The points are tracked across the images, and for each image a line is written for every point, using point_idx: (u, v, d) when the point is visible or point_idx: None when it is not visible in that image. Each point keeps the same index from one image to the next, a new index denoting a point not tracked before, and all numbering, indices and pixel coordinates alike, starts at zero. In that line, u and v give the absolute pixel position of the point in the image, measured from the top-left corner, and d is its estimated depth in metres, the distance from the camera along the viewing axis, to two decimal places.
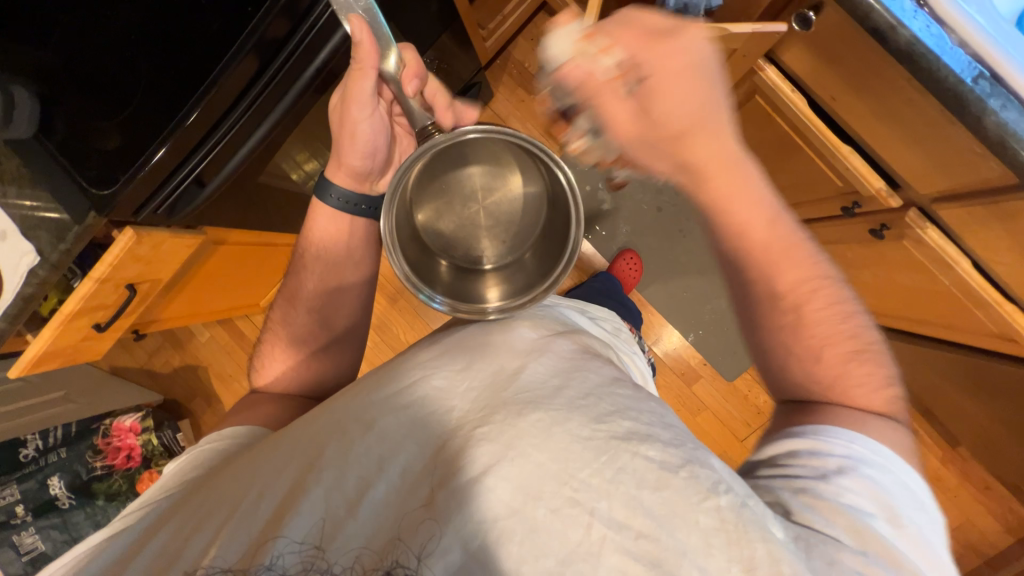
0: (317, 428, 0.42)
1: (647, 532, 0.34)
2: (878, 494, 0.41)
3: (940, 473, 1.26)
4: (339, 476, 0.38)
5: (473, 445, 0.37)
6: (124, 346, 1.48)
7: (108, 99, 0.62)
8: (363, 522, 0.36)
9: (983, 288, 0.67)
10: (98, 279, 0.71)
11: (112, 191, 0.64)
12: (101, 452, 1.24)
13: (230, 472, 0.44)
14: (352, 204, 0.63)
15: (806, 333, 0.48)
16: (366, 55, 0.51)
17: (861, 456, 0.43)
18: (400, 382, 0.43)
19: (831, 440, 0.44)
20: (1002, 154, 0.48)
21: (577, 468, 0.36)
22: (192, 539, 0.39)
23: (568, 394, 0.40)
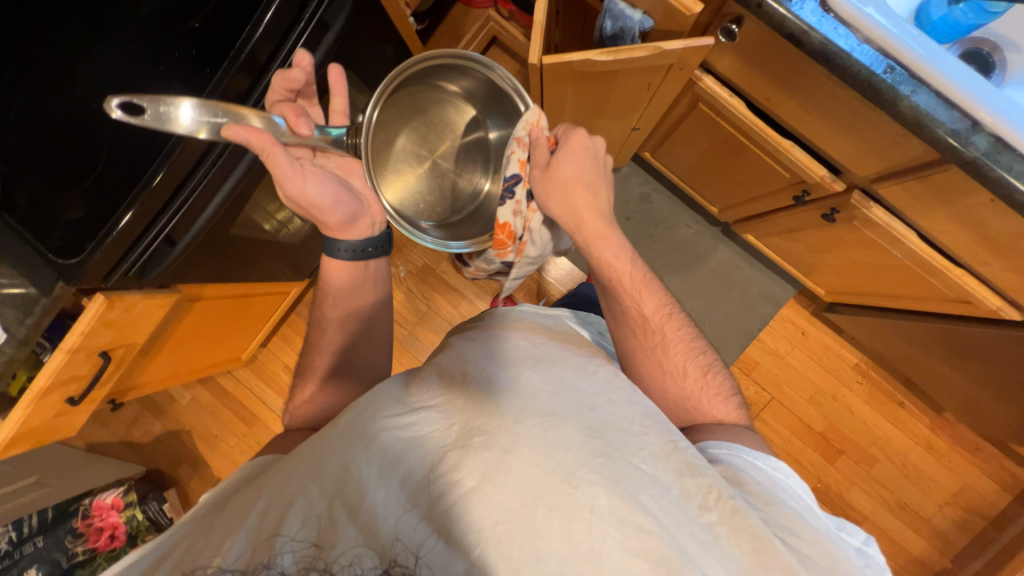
0: (322, 441, 0.43)
1: (648, 530, 0.37)
2: (786, 500, 0.47)
3: (931, 439, 1.30)
4: (341, 484, 0.39)
5: (472, 451, 0.39)
6: (100, 420, 1.42)
7: (70, 169, 0.63)
8: (361, 528, 0.37)
9: (932, 256, 0.72)
10: (69, 350, 0.70)
11: (80, 259, 0.64)
12: (82, 535, 1.17)
13: (238, 497, 0.44)
14: (360, 250, 0.67)
15: (676, 359, 0.60)
16: (258, 139, 0.53)
17: (767, 470, 0.50)
18: (403, 399, 0.45)
19: (738, 454, 0.52)
20: (920, 132, 0.53)
21: (576, 467, 0.38)
22: (203, 552, 0.39)
23: (565, 404, 0.43)
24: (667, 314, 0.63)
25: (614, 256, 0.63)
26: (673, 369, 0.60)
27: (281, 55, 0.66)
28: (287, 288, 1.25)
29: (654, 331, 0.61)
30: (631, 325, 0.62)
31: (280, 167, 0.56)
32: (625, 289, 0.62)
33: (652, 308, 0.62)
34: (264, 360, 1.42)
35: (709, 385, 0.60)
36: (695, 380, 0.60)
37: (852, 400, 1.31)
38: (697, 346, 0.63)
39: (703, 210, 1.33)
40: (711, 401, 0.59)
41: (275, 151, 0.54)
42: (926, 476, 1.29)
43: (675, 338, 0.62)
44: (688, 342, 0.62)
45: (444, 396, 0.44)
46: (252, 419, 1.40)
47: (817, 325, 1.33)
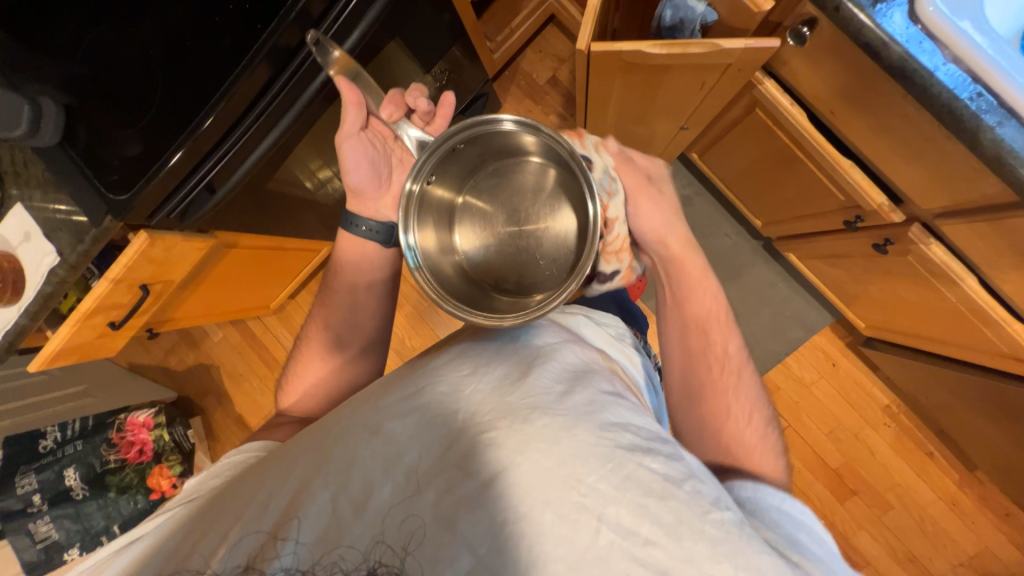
0: (327, 432, 0.45)
1: (657, 540, 0.36)
2: (806, 525, 0.43)
3: (957, 496, 1.22)
4: (345, 480, 0.40)
5: (484, 449, 0.39)
6: (142, 344, 1.53)
7: (128, 110, 0.66)
8: (367, 523, 0.38)
9: (990, 306, 0.65)
10: (114, 279, 0.75)
11: (130, 196, 0.68)
12: (115, 446, 1.28)
13: (239, 485, 0.45)
14: (371, 230, 0.66)
15: (729, 403, 0.56)
16: (348, 92, 0.59)
17: (798, 514, 0.44)
18: (410, 390, 0.44)
19: (764, 496, 0.46)
20: (999, 169, 0.48)
21: (586, 474, 0.37)
22: (202, 542, 0.41)
23: (575, 402, 0.42)
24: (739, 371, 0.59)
25: (705, 285, 0.61)
26: (736, 412, 0.56)
27: (335, 13, 0.67)
28: (319, 246, 1.29)
29: (729, 370, 0.58)
30: (709, 360, 0.59)
31: (349, 120, 0.61)
32: (715, 323, 0.60)
33: (733, 361, 0.59)
34: (291, 311, 1.48)
35: (766, 438, 0.55)
36: (756, 431, 0.55)
37: (876, 442, 1.24)
38: (761, 400, 0.58)
39: (746, 221, 1.27)
40: (762, 454, 0.54)
41: (354, 108, 0.60)
42: (943, 533, 1.21)
43: (743, 384, 0.58)
44: (753, 393, 0.58)
45: (452, 390, 0.44)
46: (274, 365, 1.48)
47: (850, 357, 1.25)
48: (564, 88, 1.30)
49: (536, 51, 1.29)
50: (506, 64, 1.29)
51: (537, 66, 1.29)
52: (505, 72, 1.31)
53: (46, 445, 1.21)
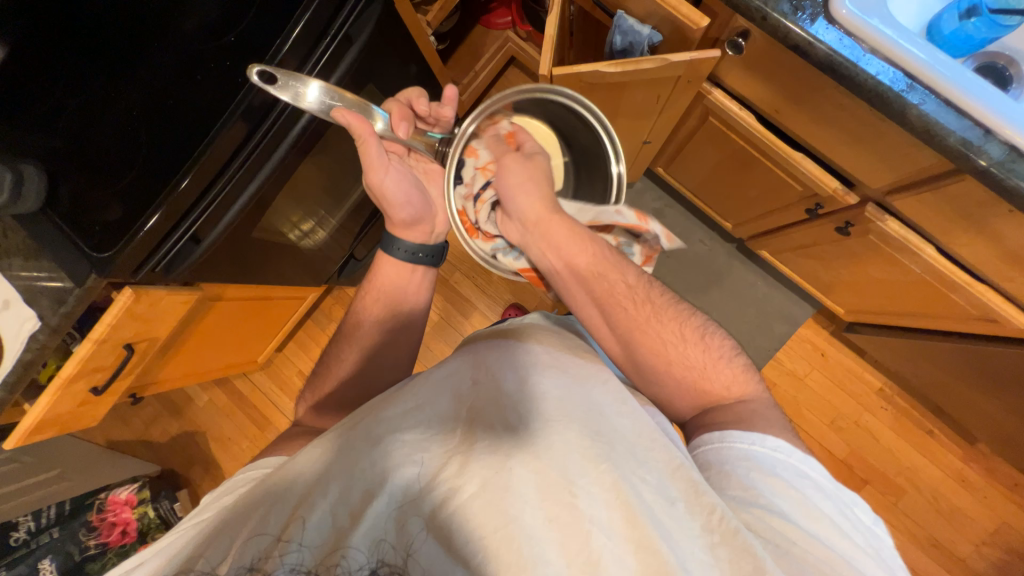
0: (331, 441, 0.44)
1: (648, 550, 0.36)
2: (786, 494, 0.46)
3: (964, 472, 1.22)
4: (342, 488, 0.39)
5: (476, 455, 0.39)
6: (121, 418, 1.46)
7: (110, 170, 0.67)
8: (362, 530, 0.37)
9: (951, 271, 0.70)
10: (97, 339, 0.73)
11: (113, 253, 0.68)
12: (96, 529, 1.19)
13: (244, 497, 0.45)
14: (413, 253, 0.71)
15: (662, 340, 0.58)
16: (360, 127, 0.59)
17: (765, 456, 0.49)
18: (408, 402, 0.45)
19: (732, 445, 0.50)
20: (931, 140, 0.53)
21: (580, 479, 0.38)
22: (205, 554, 0.40)
23: (570, 409, 0.43)
24: (664, 305, 0.60)
25: (573, 238, 0.62)
26: (668, 342, 0.58)
27: (309, 66, 0.71)
28: (304, 293, 1.29)
29: (640, 305, 0.59)
30: (616, 301, 0.59)
31: (373, 154, 0.62)
32: (596, 273, 0.61)
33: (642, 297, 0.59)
34: (279, 364, 1.45)
35: (710, 348, 0.58)
36: (696, 346, 0.58)
37: (877, 427, 1.26)
38: (685, 310, 0.61)
39: (717, 226, 1.33)
40: (715, 365, 0.57)
41: (371, 139, 0.60)
42: (958, 511, 1.21)
43: (662, 312, 0.59)
44: (681, 318, 0.60)
45: (452, 402, 0.45)
46: (264, 423, 1.43)
47: (837, 346, 1.29)
48: None
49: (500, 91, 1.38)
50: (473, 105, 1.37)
51: None
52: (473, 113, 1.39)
53: (19, 537, 1.12)
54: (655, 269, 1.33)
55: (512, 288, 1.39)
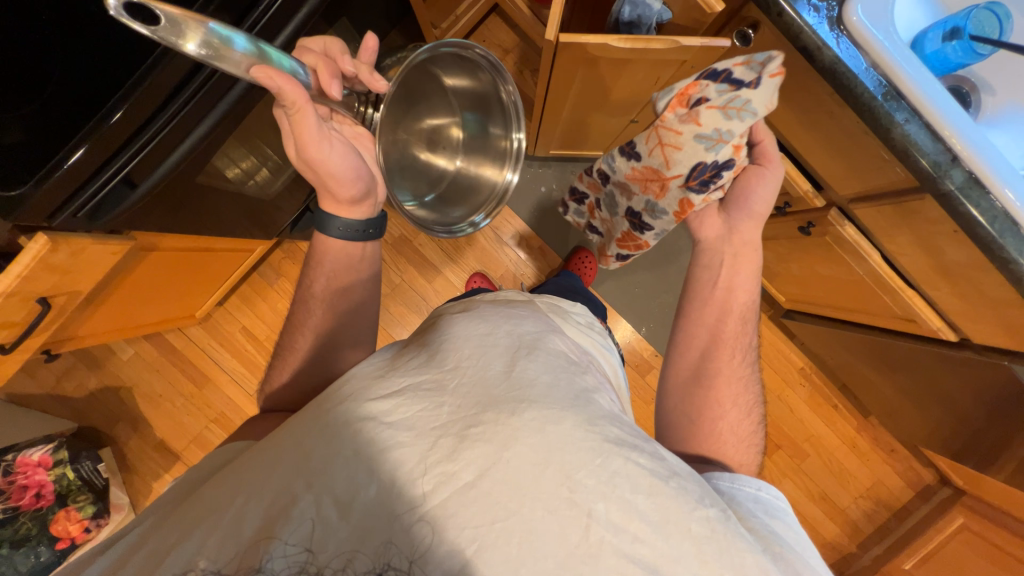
0: (304, 430, 0.41)
1: (644, 536, 0.37)
2: (790, 535, 0.47)
3: (856, 439, 1.43)
4: (326, 482, 0.38)
5: (467, 445, 0.38)
6: (25, 370, 1.29)
7: (10, 87, 0.54)
8: (353, 529, 0.36)
9: (889, 276, 0.77)
10: (5, 293, 0.63)
11: (22, 193, 0.57)
12: (3, 493, 1.07)
13: (208, 490, 0.42)
14: (357, 230, 0.67)
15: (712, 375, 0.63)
16: (295, 95, 0.50)
17: (768, 502, 0.51)
18: (386, 389, 0.42)
19: (741, 486, 0.52)
20: (905, 160, 0.57)
21: (575, 470, 0.38)
22: (177, 547, 0.38)
23: (561, 393, 0.42)
24: (739, 363, 0.64)
25: (739, 280, 0.65)
26: (724, 387, 0.62)
27: None
28: (252, 246, 1.17)
29: (736, 358, 0.64)
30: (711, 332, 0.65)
31: (309, 124, 0.54)
32: (730, 310, 0.65)
33: (730, 337, 0.64)
34: (219, 319, 1.34)
35: (750, 419, 0.61)
36: (740, 413, 0.61)
37: (794, 400, 1.42)
38: (754, 390, 0.64)
39: None
40: (741, 434, 0.60)
41: (309, 108, 0.52)
42: (846, 472, 1.43)
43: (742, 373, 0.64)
44: (746, 385, 0.63)
45: (436, 387, 0.42)
46: (202, 380, 1.33)
47: (772, 328, 1.41)
48: None
49: (479, 41, 1.30)
50: None
51: None
52: None
53: None
54: None
55: (477, 255, 1.36)
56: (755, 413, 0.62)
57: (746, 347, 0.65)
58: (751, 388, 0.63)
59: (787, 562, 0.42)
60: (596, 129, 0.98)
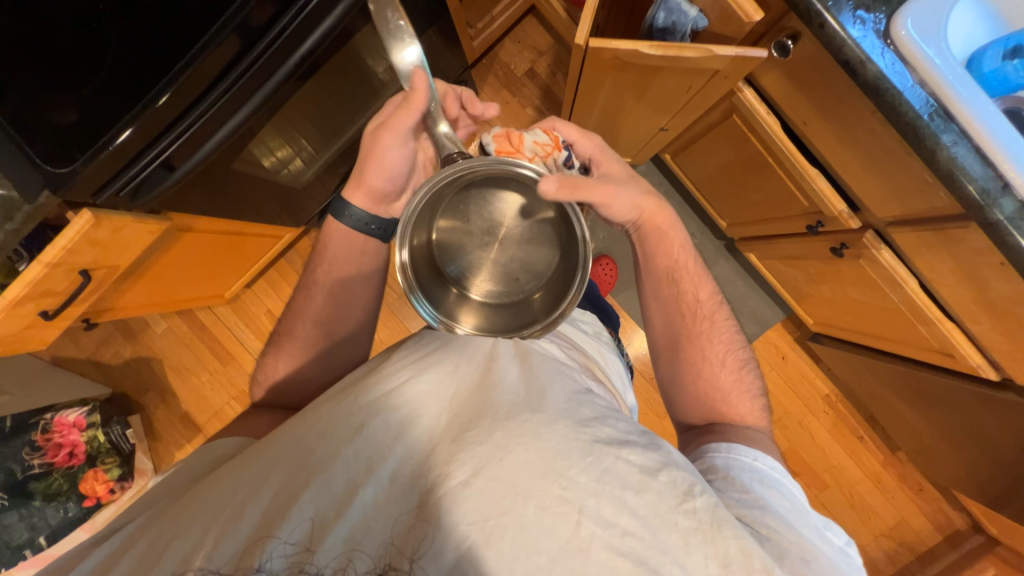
0: (299, 432, 0.42)
1: (633, 530, 0.36)
2: (782, 502, 0.46)
3: (881, 474, 1.36)
4: (325, 479, 0.39)
5: (463, 447, 0.38)
6: (69, 335, 1.38)
7: (67, 72, 0.58)
8: (350, 526, 0.37)
9: (927, 306, 0.73)
10: (50, 262, 0.67)
11: (71, 170, 0.60)
12: (40, 449, 1.14)
13: (209, 481, 0.43)
14: (364, 223, 0.65)
15: (698, 356, 0.61)
16: (417, 101, 0.54)
17: (765, 472, 0.50)
18: (383, 386, 0.43)
19: (737, 457, 0.51)
20: (951, 184, 0.53)
21: (566, 468, 0.37)
22: (171, 547, 0.38)
23: (555, 397, 0.42)
24: (713, 326, 0.62)
25: (676, 244, 0.63)
26: (712, 358, 0.60)
27: None
28: (280, 233, 1.21)
29: (704, 318, 0.62)
30: (683, 308, 0.62)
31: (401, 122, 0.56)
32: (684, 271, 0.63)
33: (695, 306, 0.62)
34: (246, 301, 1.39)
35: (743, 380, 0.60)
36: (730, 371, 0.60)
37: (816, 428, 1.36)
38: (739, 345, 0.62)
39: (709, 221, 1.34)
40: (738, 394, 0.59)
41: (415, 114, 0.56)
42: (867, 507, 1.36)
43: (720, 330, 0.62)
44: (729, 344, 0.61)
45: (436, 388, 0.42)
46: (227, 358, 1.38)
47: (797, 351, 1.36)
48: (542, 82, 1.32)
49: (514, 43, 1.31)
50: (483, 53, 1.29)
51: (515, 57, 1.31)
52: (482, 61, 1.31)
53: None
54: None
55: None
56: (745, 363, 0.62)
57: (716, 310, 0.63)
58: (733, 344, 0.62)
59: (768, 541, 0.41)
60: (625, 137, 0.95)
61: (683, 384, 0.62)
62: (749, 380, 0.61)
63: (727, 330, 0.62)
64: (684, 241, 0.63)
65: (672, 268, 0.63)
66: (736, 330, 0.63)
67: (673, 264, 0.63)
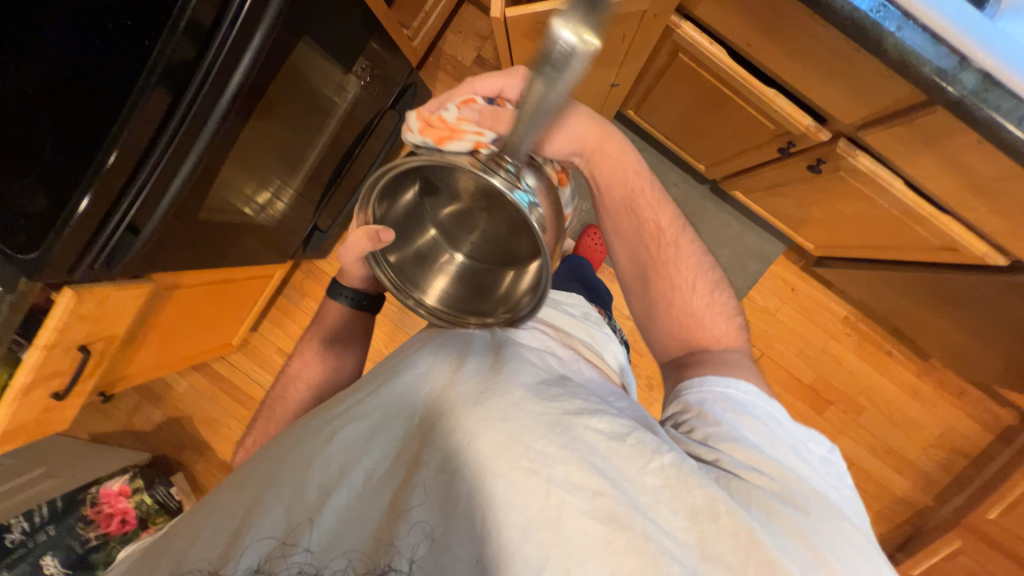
0: (281, 449, 0.44)
1: (604, 492, 0.36)
2: (752, 427, 0.47)
3: (918, 386, 1.32)
4: (298, 490, 0.40)
5: (434, 441, 0.39)
6: (100, 410, 1.43)
7: (18, 161, 0.60)
8: (326, 530, 0.38)
9: (917, 203, 0.70)
10: (46, 346, 0.69)
11: (41, 254, 0.62)
12: (93, 522, 1.19)
13: (199, 507, 0.45)
14: (358, 301, 0.68)
15: (670, 280, 0.57)
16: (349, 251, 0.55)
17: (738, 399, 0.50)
18: (354, 396, 0.45)
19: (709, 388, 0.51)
20: (906, 73, 0.51)
21: (533, 440, 0.37)
22: (174, 547, 0.43)
23: (522, 376, 0.42)
24: (678, 243, 0.58)
25: (627, 165, 0.56)
26: (682, 283, 0.57)
27: (228, 21, 0.58)
28: (271, 271, 1.23)
29: (669, 243, 0.58)
30: (647, 238, 0.58)
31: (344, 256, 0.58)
32: (643, 199, 0.58)
33: (660, 233, 0.58)
34: (256, 344, 1.42)
35: (715, 303, 0.58)
36: (701, 297, 0.57)
37: (842, 352, 1.33)
38: (709, 269, 0.59)
39: (690, 168, 1.31)
40: (712, 318, 0.57)
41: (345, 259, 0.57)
42: (911, 421, 1.32)
43: (688, 256, 0.58)
44: (700, 270, 0.58)
45: (403, 389, 0.43)
46: (251, 403, 1.42)
47: (806, 280, 1.32)
48: (492, 66, 1.30)
49: (456, 33, 1.30)
50: (428, 51, 1.28)
51: (460, 48, 1.30)
52: (429, 59, 1.31)
53: (13, 539, 1.11)
54: None
55: None
56: (719, 286, 0.59)
57: (684, 237, 0.59)
58: (701, 263, 0.59)
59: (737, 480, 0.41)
60: (579, 103, 0.94)
61: (656, 309, 0.58)
62: (740, 325, 0.59)
63: (695, 247, 0.59)
64: (641, 171, 0.58)
65: (629, 193, 0.57)
66: (706, 251, 0.60)
67: (630, 175, 0.57)
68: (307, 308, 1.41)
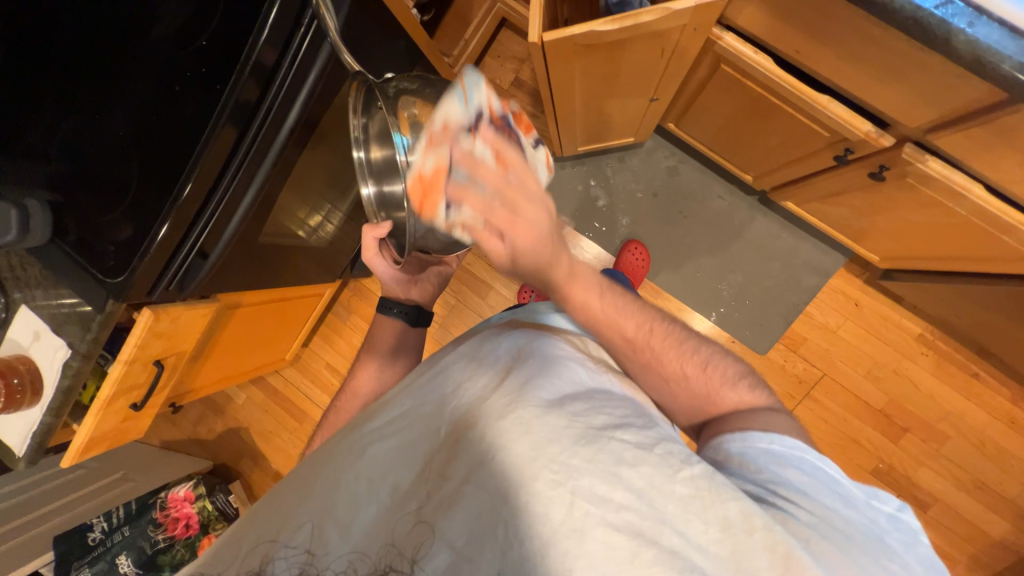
0: (315, 462, 0.46)
1: (628, 503, 0.36)
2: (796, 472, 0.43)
3: (1013, 413, 1.17)
4: (329, 500, 0.42)
5: (460, 450, 0.40)
6: (170, 420, 1.55)
7: (108, 196, 0.67)
8: (356, 535, 0.40)
9: (1002, 210, 0.63)
10: (127, 360, 0.76)
11: (124, 278, 0.69)
12: (162, 525, 1.27)
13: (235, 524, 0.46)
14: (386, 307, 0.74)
15: (659, 370, 0.54)
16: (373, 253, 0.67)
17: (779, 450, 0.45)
18: (385, 414, 0.47)
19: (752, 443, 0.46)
20: (982, 71, 0.47)
21: (558, 451, 0.37)
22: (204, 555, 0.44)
23: (546, 391, 0.41)
24: (650, 327, 0.55)
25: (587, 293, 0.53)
26: (672, 373, 0.54)
27: (288, 62, 0.65)
28: (321, 290, 1.30)
29: (643, 345, 0.54)
30: (626, 357, 0.55)
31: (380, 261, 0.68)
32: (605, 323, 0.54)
33: (633, 333, 0.54)
34: (307, 359, 1.49)
35: (713, 369, 0.54)
36: (696, 368, 0.54)
37: (918, 373, 1.21)
38: (689, 337, 0.56)
39: (736, 179, 1.26)
40: (720, 390, 0.53)
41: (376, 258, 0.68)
42: (1006, 453, 1.17)
43: (665, 346, 0.55)
44: (681, 345, 0.55)
45: (434, 402, 0.45)
46: (301, 416, 1.49)
47: (871, 294, 1.22)
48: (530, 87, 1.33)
49: (494, 57, 1.33)
50: None
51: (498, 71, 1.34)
52: None
53: (94, 537, 1.19)
54: (673, 232, 1.29)
55: None
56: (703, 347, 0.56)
57: (656, 323, 0.56)
58: (682, 336, 0.56)
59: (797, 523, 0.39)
60: (617, 119, 0.94)
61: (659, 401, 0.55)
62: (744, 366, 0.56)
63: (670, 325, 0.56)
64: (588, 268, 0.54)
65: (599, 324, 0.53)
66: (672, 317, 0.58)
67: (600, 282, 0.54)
68: (354, 325, 1.47)
